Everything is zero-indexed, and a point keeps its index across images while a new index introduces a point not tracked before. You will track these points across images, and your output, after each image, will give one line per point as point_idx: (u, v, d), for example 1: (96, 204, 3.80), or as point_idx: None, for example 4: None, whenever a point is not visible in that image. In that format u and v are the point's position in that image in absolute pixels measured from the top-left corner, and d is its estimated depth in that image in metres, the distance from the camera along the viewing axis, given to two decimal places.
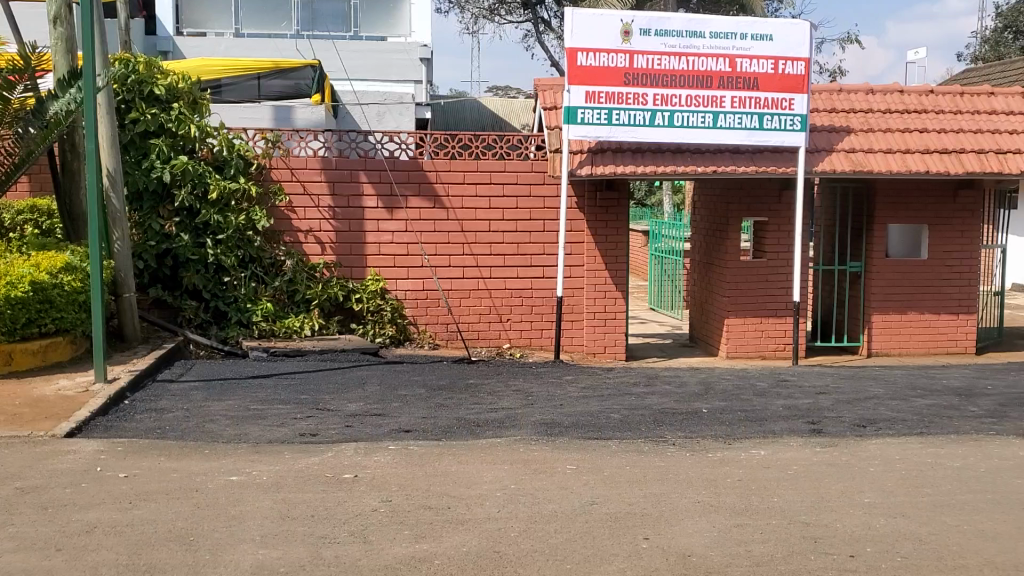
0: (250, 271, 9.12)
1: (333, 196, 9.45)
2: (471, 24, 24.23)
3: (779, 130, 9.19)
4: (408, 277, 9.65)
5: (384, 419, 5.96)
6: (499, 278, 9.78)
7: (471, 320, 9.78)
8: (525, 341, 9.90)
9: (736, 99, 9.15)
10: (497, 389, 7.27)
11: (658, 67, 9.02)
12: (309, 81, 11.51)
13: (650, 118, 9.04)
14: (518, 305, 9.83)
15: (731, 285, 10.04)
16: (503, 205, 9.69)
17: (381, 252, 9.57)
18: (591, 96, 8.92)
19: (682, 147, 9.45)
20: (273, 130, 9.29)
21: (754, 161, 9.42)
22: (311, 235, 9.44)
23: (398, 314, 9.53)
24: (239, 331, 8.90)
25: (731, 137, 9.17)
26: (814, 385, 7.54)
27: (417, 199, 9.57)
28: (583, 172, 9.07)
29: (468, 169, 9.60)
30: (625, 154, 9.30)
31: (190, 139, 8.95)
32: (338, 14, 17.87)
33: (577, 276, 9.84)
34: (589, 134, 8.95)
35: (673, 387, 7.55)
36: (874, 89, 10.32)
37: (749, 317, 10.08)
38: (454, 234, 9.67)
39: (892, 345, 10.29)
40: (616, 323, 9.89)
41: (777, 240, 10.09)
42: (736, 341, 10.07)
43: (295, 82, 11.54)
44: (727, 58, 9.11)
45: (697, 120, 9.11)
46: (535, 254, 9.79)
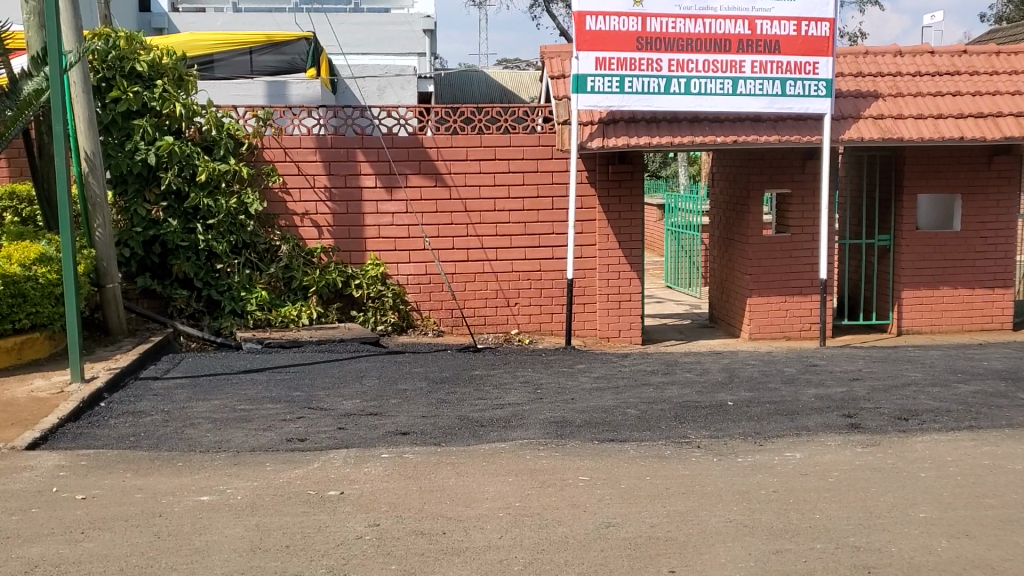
0: (243, 257, 8.62)
1: (329, 176, 8.92)
2: None
3: (803, 96, 8.61)
4: (409, 261, 9.14)
5: (381, 419, 5.47)
6: (506, 260, 9.26)
7: (477, 305, 9.28)
8: (535, 326, 9.39)
9: (757, 63, 8.55)
10: (505, 381, 6.77)
11: (673, 31, 8.44)
12: (304, 54, 10.92)
13: (665, 85, 8.47)
14: (527, 288, 9.32)
15: (753, 262, 9.49)
16: (509, 182, 9.15)
17: (381, 235, 9.07)
18: (601, 62, 8.34)
19: (699, 115, 8.87)
20: (264, 108, 8.75)
21: (776, 130, 8.83)
22: (307, 219, 8.94)
23: (400, 300, 9.05)
24: (232, 321, 8.38)
25: (752, 104, 8.58)
26: (847, 371, 7.00)
27: (418, 178, 9.05)
28: (594, 144, 8.50)
29: (472, 144, 9.06)
30: (639, 125, 8.73)
31: (176, 118, 8.44)
32: None
33: (588, 256, 9.30)
34: (600, 103, 8.37)
35: (694, 375, 7.04)
36: (903, 51, 9.71)
37: (773, 296, 9.55)
38: (458, 214, 9.15)
39: (923, 322, 9.72)
40: (631, 305, 9.36)
41: (801, 214, 9.51)
42: (759, 321, 9.55)
43: (290, 56, 10.92)
44: (747, 20, 8.52)
45: (716, 87, 8.52)
46: (544, 233, 9.27)
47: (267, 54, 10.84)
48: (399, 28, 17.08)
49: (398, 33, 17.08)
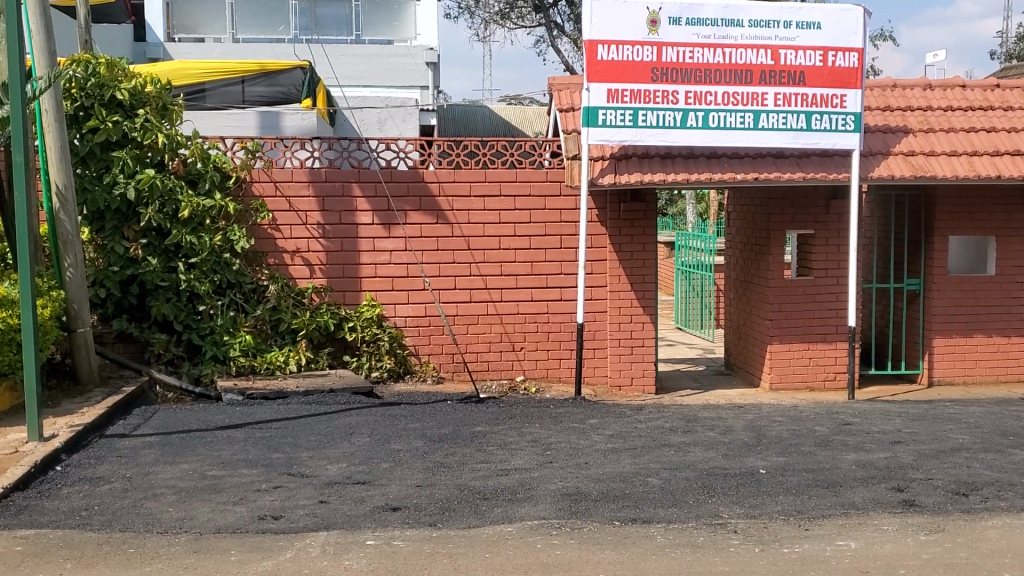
0: (228, 298, 8.02)
1: (323, 212, 8.35)
2: (481, 28, 23.18)
3: (829, 131, 8.06)
4: (407, 302, 8.53)
5: (369, 490, 4.84)
6: (512, 302, 8.66)
7: (479, 350, 8.65)
8: (541, 373, 8.76)
9: (781, 96, 8.00)
10: (509, 440, 6.13)
11: (691, 60, 7.89)
12: (300, 84, 10.37)
13: (683, 118, 7.90)
14: (533, 332, 8.71)
15: (774, 306, 8.88)
16: (515, 219, 8.58)
17: (377, 274, 8.47)
18: (614, 94, 7.80)
19: (717, 150, 8.31)
20: (254, 138, 8.21)
21: (800, 166, 8.26)
22: (298, 256, 8.35)
23: (397, 344, 8.43)
24: (214, 368, 7.75)
25: (775, 139, 8.01)
26: (886, 432, 6.36)
27: (418, 214, 8.47)
28: (605, 181, 7.93)
29: (475, 179, 8.49)
30: (653, 160, 8.18)
31: (158, 149, 7.88)
32: (341, 18, 16.84)
33: (599, 298, 8.70)
34: (613, 137, 7.81)
35: (717, 434, 6.39)
36: (933, 84, 9.15)
37: (795, 343, 8.92)
38: (461, 253, 8.56)
39: (956, 373, 9.08)
40: (644, 351, 8.73)
41: (825, 256, 8.92)
42: (780, 370, 8.92)
43: (285, 87, 10.38)
44: (770, 49, 7.98)
45: (736, 121, 7.96)
46: (551, 274, 8.67)
47: (260, 83, 10.30)
48: (402, 60, 16.64)
49: (400, 66, 16.63)
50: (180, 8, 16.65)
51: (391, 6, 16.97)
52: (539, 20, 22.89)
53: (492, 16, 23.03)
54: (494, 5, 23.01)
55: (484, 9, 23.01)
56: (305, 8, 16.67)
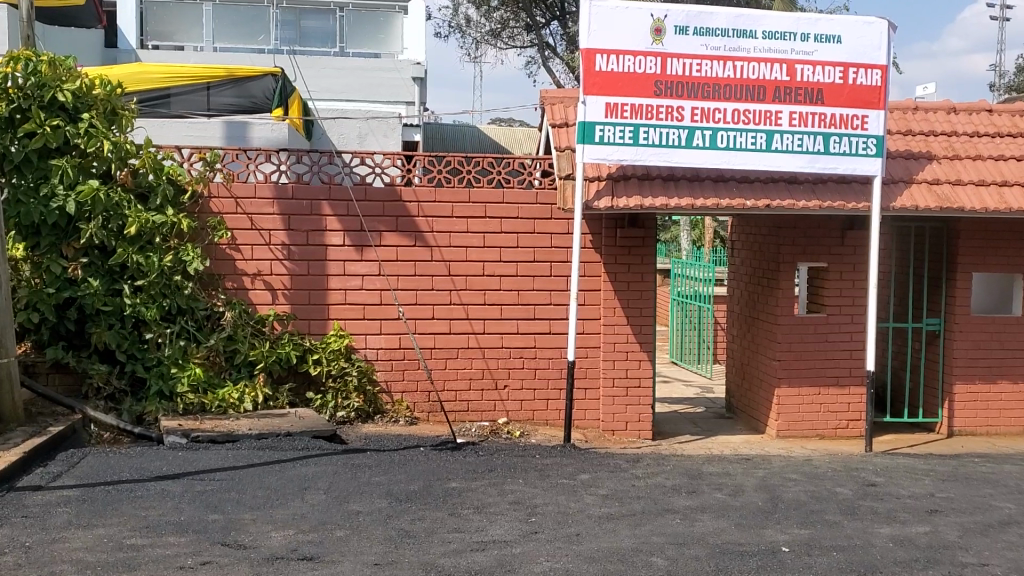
0: (178, 326, 7.19)
1: (288, 232, 7.55)
2: (471, 48, 22.45)
3: (848, 154, 7.32)
4: (380, 333, 7.71)
5: (317, 569, 4.01)
6: (495, 334, 7.85)
7: (458, 387, 7.83)
8: (526, 415, 7.94)
9: (796, 115, 7.26)
10: (487, 500, 5.30)
11: (699, 74, 7.14)
12: (270, 91, 9.56)
13: (688, 137, 7.15)
14: (518, 369, 7.90)
15: (782, 346, 8.11)
16: (501, 244, 7.80)
17: (347, 301, 7.66)
18: (612, 109, 7.04)
19: (724, 173, 7.57)
20: (212, 148, 7.42)
21: (815, 193, 7.52)
22: (260, 280, 7.54)
23: (367, 380, 7.60)
24: (158, 406, 6.88)
25: (788, 162, 7.27)
26: (918, 497, 5.57)
27: (394, 236, 7.67)
28: (602, 204, 7.14)
29: (459, 199, 7.72)
30: (654, 183, 7.43)
31: (104, 158, 7.07)
32: (326, 31, 16.07)
33: (592, 333, 7.92)
34: (610, 156, 7.05)
35: (727, 496, 5.58)
36: (958, 107, 8.45)
37: (804, 387, 8.15)
38: (440, 279, 7.76)
39: (978, 422, 8.31)
40: (640, 393, 7.93)
41: (838, 291, 8.17)
42: (789, 415, 8.15)
43: (255, 96, 9.56)
44: (785, 63, 7.24)
45: (747, 141, 7.21)
46: (540, 305, 7.88)
47: (228, 89, 9.54)
48: (386, 75, 15.93)
49: (387, 80, 15.93)
50: (155, 15, 15.81)
51: (377, 19, 16.19)
52: (531, 40, 22.22)
53: (483, 36, 22.28)
54: (486, 24, 22.26)
55: (476, 29, 22.24)
56: (289, 20, 15.89)
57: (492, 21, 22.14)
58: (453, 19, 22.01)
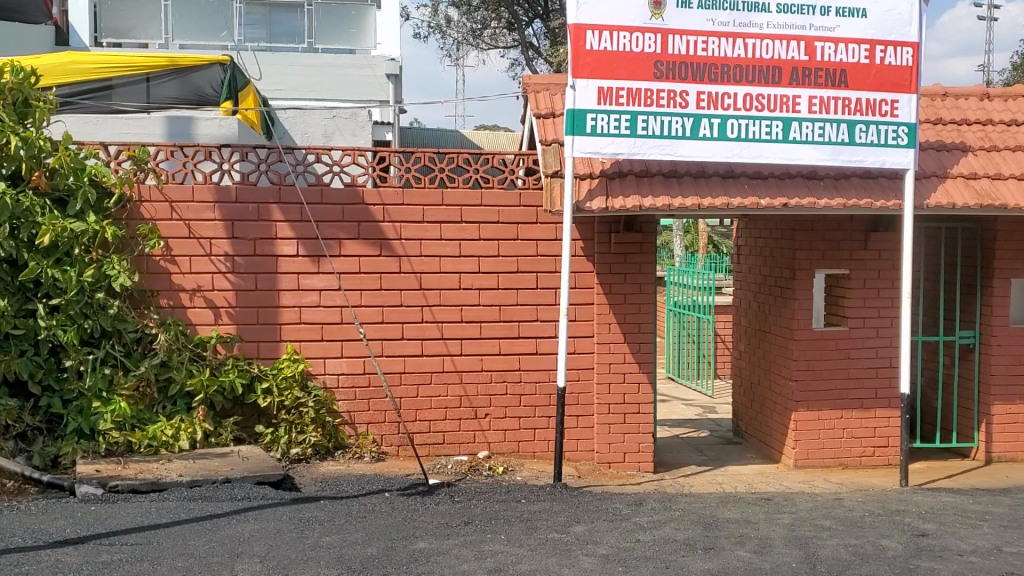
0: (103, 351, 6.16)
1: (233, 240, 6.56)
2: (451, 50, 21.48)
3: (876, 145, 6.36)
4: (341, 356, 6.71)
5: None
6: (473, 355, 6.85)
7: (431, 417, 6.83)
8: (511, 447, 6.95)
9: (817, 100, 6.29)
10: (461, 568, 4.29)
11: (704, 53, 6.17)
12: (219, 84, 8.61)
13: (692, 126, 6.17)
14: (500, 395, 6.91)
15: (799, 364, 7.17)
16: (479, 252, 6.82)
17: (302, 320, 6.65)
18: (606, 94, 6.06)
19: (734, 168, 6.61)
20: (142, 144, 6.42)
21: (838, 189, 6.55)
22: (199, 297, 6.55)
23: (325, 411, 6.60)
24: (77, 446, 5.91)
25: (808, 154, 6.29)
26: (983, 555, 4.61)
27: (355, 244, 6.67)
28: (594, 205, 6.16)
29: (430, 201, 6.73)
30: (654, 180, 6.46)
31: (11, 157, 6.01)
32: (294, 28, 15.04)
33: (583, 352, 6.93)
34: (604, 149, 6.08)
35: (753, 555, 4.59)
36: (992, 93, 7.51)
37: (825, 411, 7.22)
38: (410, 293, 6.76)
39: (1019, 448, 7.36)
40: (640, 420, 6.95)
41: (862, 301, 7.21)
42: (807, 443, 7.20)
43: (201, 88, 8.71)
44: (803, 41, 6.27)
45: (761, 130, 6.23)
46: (524, 321, 6.90)
47: (171, 81, 8.57)
48: (359, 72, 15.01)
49: (360, 79, 15.03)
50: (109, 10, 14.62)
51: (348, 14, 15.18)
52: (512, 40, 21.27)
53: (464, 36, 21.31)
54: (466, 24, 21.29)
55: (456, 29, 21.29)
56: (257, 17, 14.92)
57: (473, 21, 21.18)
58: (432, 20, 21.08)
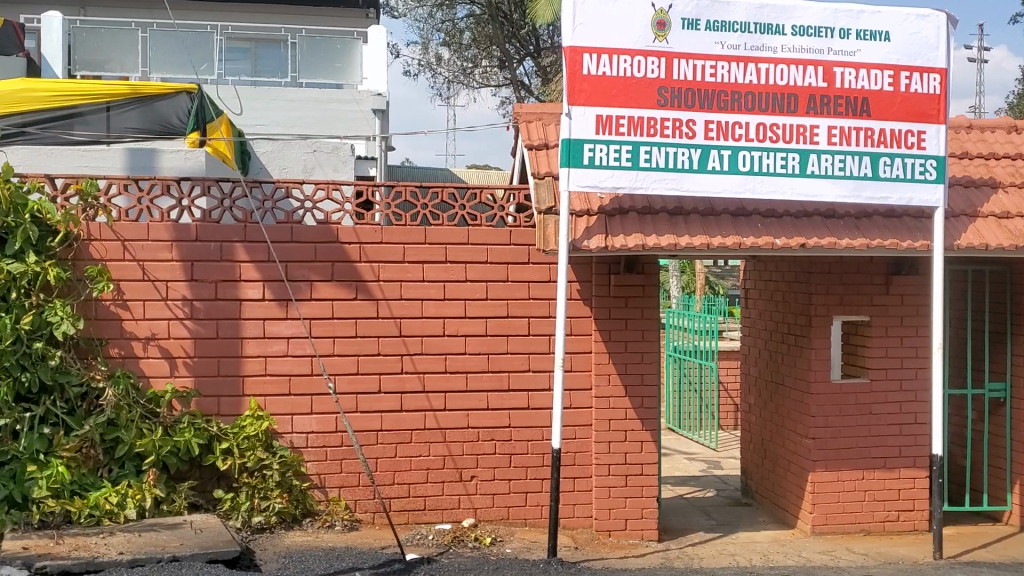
0: (42, 408, 5.46)
1: (192, 283, 5.92)
2: (442, 88, 21.04)
3: (902, 180, 5.78)
4: (311, 413, 6.04)
5: None
6: (459, 411, 6.20)
7: (412, 480, 6.16)
8: (500, 514, 6.27)
9: (837, 131, 5.72)
10: None
11: (712, 79, 5.61)
12: (186, 113, 8.17)
13: (701, 159, 5.58)
14: (488, 455, 6.24)
15: (817, 420, 6.53)
16: (465, 295, 6.19)
17: (267, 372, 5.99)
18: (605, 123, 5.46)
19: (745, 205, 6.02)
20: (91, 176, 5.79)
21: (860, 229, 5.96)
22: (154, 346, 5.90)
23: (292, 474, 5.92)
24: (7, 518, 5.21)
25: (828, 190, 5.70)
26: None
27: (328, 288, 6.03)
28: (592, 244, 5.54)
29: (411, 240, 6.12)
30: (658, 218, 5.86)
31: None
32: (278, 61, 14.46)
33: (580, 408, 6.28)
34: (603, 183, 5.47)
35: None
36: (1020, 126, 6.97)
37: (844, 472, 6.57)
38: (389, 342, 6.11)
39: None
40: (642, 483, 6.29)
41: (884, 351, 6.59)
42: (826, 507, 6.54)
43: (167, 117, 8.21)
44: (821, 65, 5.72)
45: (775, 163, 5.65)
46: (515, 372, 6.25)
47: (133, 110, 8.17)
48: (346, 108, 14.67)
49: (344, 113, 14.68)
50: (85, 43, 14.00)
51: (334, 45, 14.49)
52: (503, 79, 20.85)
53: (455, 75, 20.85)
54: (457, 62, 20.87)
55: (447, 67, 20.87)
56: (238, 48, 14.17)
57: (464, 59, 20.76)
58: (422, 58, 20.69)
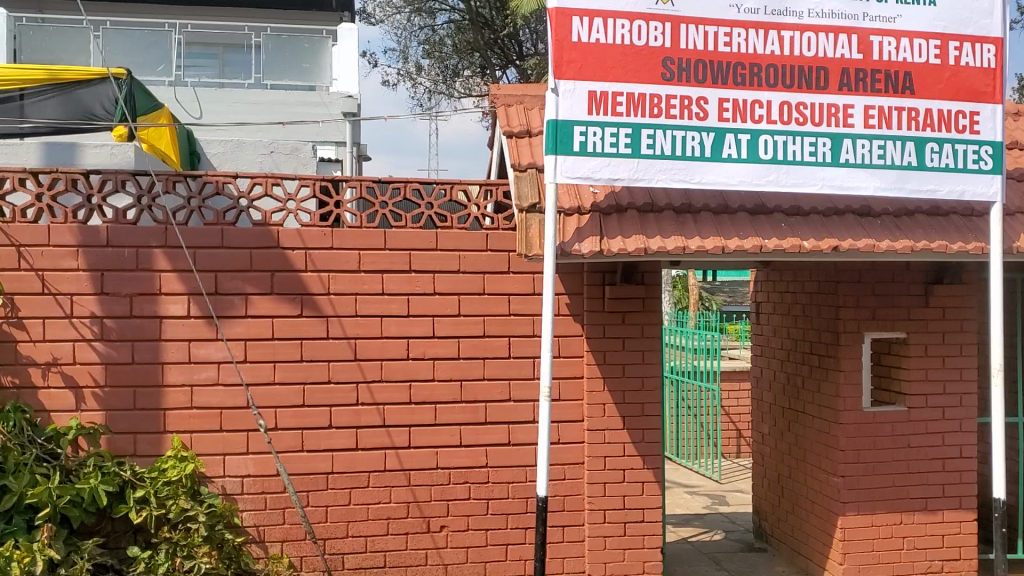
0: None
1: (103, 298, 4.91)
2: (421, 98, 20.04)
3: (952, 170, 4.84)
4: (247, 452, 5.04)
5: None
6: (425, 448, 5.20)
7: (369, 532, 5.16)
8: (475, 571, 5.27)
9: (875, 112, 4.79)
10: None
11: (727, 49, 4.67)
12: (111, 102, 7.52)
13: (714, 145, 4.62)
14: (461, 501, 5.24)
15: (848, 455, 5.57)
16: (433, 311, 5.21)
17: (193, 405, 4.99)
18: (599, 101, 4.48)
19: (765, 202, 5.07)
20: None
21: (900, 230, 5.03)
22: (56, 373, 4.89)
23: (223, 528, 4.90)
24: None
25: (865, 182, 4.76)
26: None
27: (268, 302, 5.04)
28: (585, 248, 4.57)
29: (369, 244, 5.13)
30: (662, 217, 4.91)
31: None
32: (243, 62, 13.45)
33: (570, 444, 5.30)
34: (597, 173, 4.48)
35: None
36: None
37: (879, 515, 5.59)
38: (342, 367, 5.11)
39: None
40: (644, 531, 5.31)
41: (925, 374, 5.65)
42: (859, 557, 5.56)
43: (89, 106, 7.48)
44: (855, 34, 4.80)
45: (803, 150, 4.70)
46: (493, 402, 5.27)
47: (52, 99, 7.36)
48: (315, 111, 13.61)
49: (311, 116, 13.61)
50: (31, 42, 13.07)
51: (301, 45, 13.59)
52: (485, 88, 19.91)
53: (435, 83, 19.83)
54: (436, 70, 19.88)
55: (427, 76, 19.88)
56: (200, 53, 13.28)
57: (444, 67, 19.76)
58: (401, 67, 19.72)
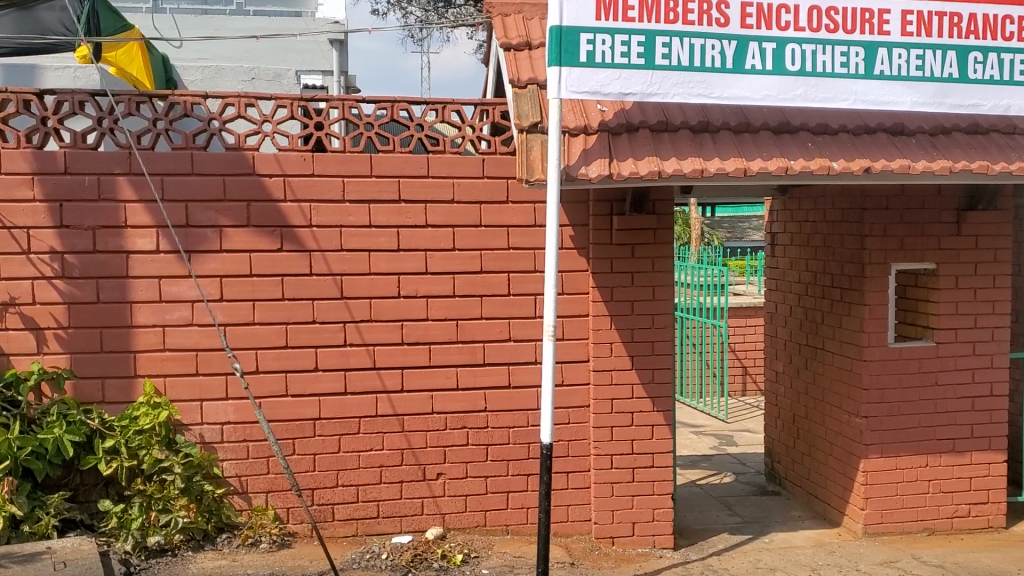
0: None
1: (63, 231, 4.47)
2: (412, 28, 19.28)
3: (997, 82, 4.40)
4: (227, 398, 4.66)
5: None
6: (419, 392, 4.82)
7: (360, 482, 4.80)
8: (474, 521, 4.93)
9: (912, 16, 4.33)
10: None
11: None
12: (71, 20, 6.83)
13: (736, 54, 4.14)
14: (458, 447, 4.88)
15: (872, 394, 5.20)
16: (426, 244, 4.78)
17: (166, 347, 4.58)
18: (607, 5, 3.99)
19: (789, 121, 4.61)
20: None
21: (937, 150, 4.58)
22: (14, 313, 4.47)
23: (201, 479, 4.54)
24: None
25: (902, 96, 4.30)
26: None
27: (245, 235, 4.60)
28: (593, 171, 4.12)
29: (354, 170, 4.68)
30: (676, 138, 4.46)
31: None
32: None
33: (575, 386, 4.92)
34: (607, 87, 4.00)
35: None
36: None
37: (904, 458, 5.25)
38: (327, 305, 4.70)
39: None
40: (654, 478, 4.95)
41: (955, 307, 5.26)
42: (882, 502, 5.24)
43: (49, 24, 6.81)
44: None
45: (835, 60, 4.23)
46: (492, 342, 4.87)
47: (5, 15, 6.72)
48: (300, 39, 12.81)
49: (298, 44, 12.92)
50: None
51: None
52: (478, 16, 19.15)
53: (426, 12, 19.06)
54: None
55: (417, 4, 19.10)
56: None
57: None
58: None
